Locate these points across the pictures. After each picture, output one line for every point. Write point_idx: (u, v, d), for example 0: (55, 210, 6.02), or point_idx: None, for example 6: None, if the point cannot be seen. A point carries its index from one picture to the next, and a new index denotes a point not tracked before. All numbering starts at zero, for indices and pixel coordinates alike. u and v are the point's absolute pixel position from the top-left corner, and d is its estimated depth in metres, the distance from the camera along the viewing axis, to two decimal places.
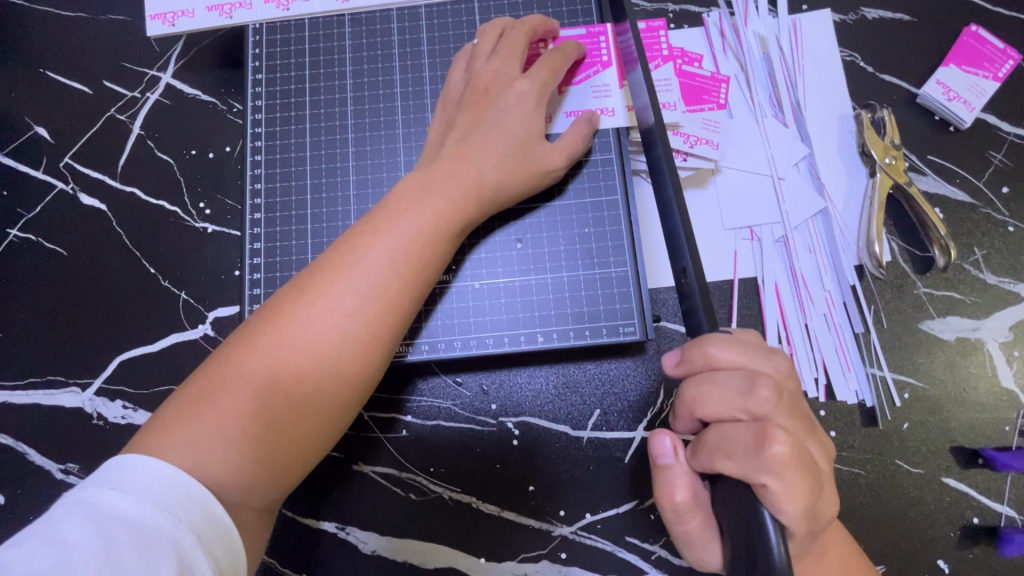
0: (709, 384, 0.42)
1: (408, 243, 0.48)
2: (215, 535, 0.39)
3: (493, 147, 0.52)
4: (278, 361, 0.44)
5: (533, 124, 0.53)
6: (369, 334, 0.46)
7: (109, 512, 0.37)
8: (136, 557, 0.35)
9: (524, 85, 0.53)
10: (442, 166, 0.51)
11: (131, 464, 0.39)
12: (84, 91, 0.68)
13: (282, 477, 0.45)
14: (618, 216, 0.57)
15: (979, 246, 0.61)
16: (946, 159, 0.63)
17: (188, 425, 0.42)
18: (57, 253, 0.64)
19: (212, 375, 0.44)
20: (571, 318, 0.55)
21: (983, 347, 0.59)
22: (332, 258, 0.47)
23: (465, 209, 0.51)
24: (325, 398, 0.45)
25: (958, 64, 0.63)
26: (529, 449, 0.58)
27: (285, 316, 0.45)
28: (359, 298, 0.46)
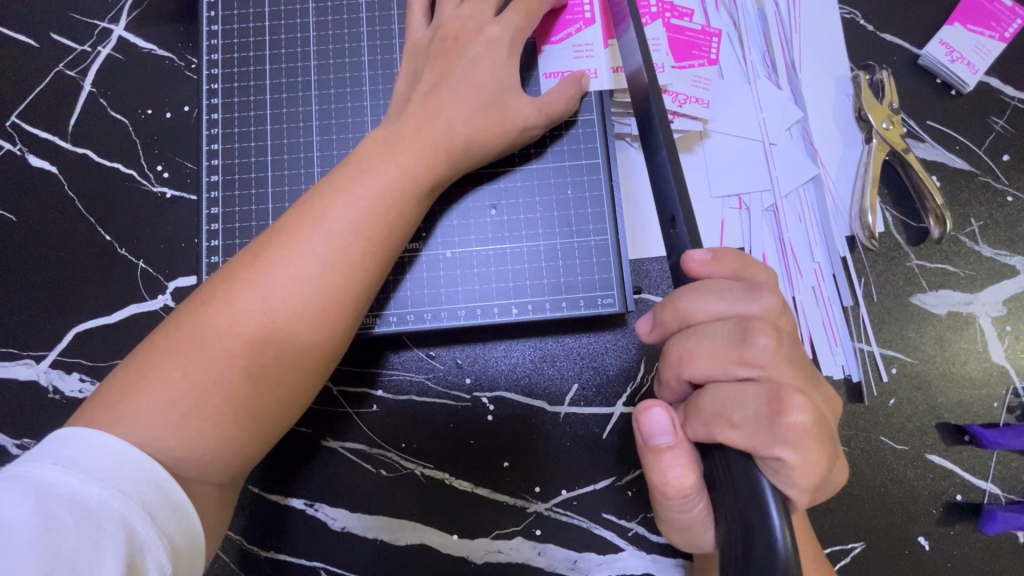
0: (696, 338, 0.38)
1: (364, 204, 0.45)
2: (169, 512, 0.37)
3: (463, 99, 0.48)
4: (233, 332, 0.41)
5: (505, 74, 0.50)
6: (332, 301, 0.43)
7: (51, 489, 0.34)
8: (83, 537, 0.33)
9: (495, 31, 0.50)
10: (407, 121, 0.48)
11: (76, 438, 0.37)
12: (30, 45, 0.63)
13: (244, 455, 0.42)
14: (599, 180, 0.54)
15: (975, 216, 0.58)
16: (945, 124, 0.59)
17: (141, 399, 0.39)
18: (5, 218, 0.60)
19: (162, 344, 0.41)
20: (547, 288, 0.53)
21: (975, 321, 0.57)
22: (291, 221, 0.44)
23: (429, 164, 0.47)
24: (287, 371, 0.43)
25: (962, 23, 0.60)
26: (504, 425, 0.56)
27: (240, 280, 0.42)
28: (320, 263, 0.43)
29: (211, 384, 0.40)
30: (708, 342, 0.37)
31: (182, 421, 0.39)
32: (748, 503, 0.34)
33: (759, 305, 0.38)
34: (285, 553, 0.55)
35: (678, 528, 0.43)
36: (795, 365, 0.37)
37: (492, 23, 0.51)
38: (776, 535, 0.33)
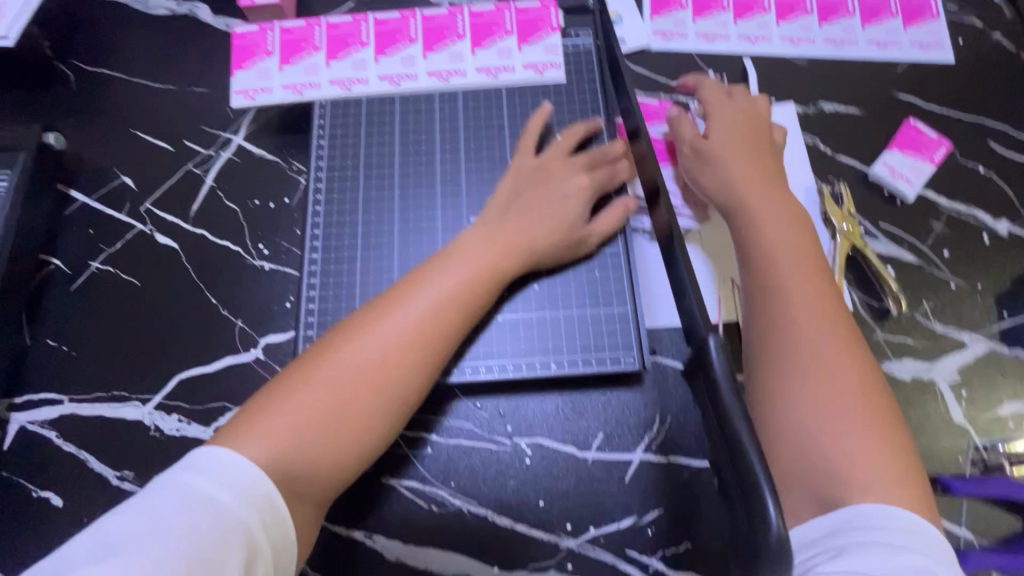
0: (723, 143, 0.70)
1: (459, 285, 0.58)
2: (275, 519, 0.46)
3: (536, 215, 0.64)
4: (351, 373, 0.53)
5: (577, 208, 0.66)
6: (426, 362, 0.56)
7: (191, 493, 0.44)
8: (217, 532, 0.42)
9: (584, 180, 0.67)
10: (495, 224, 0.63)
11: (212, 454, 0.47)
12: (167, 149, 0.80)
13: (337, 473, 0.52)
14: (620, 262, 0.67)
15: (926, 299, 0.71)
16: (895, 226, 0.74)
17: (280, 415, 0.50)
18: (131, 283, 0.74)
19: (299, 373, 0.53)
20: (579, 348, 0.65)
21: (935, 385, 0.68)
22: (404, 290, 0.57)
23: (505, 258, 0.61)
24: (380, 414, 0.53)
25: (901, 149, 0.77)
26: (540, 469, 0.65)
27: (358, 332, 0.55)
28: (422, 330, 0.56)
29: (329, 413, 0.51)
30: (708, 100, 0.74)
31: (301, 440, 0.50)
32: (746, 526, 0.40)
33: (799, 266, 0.58)
34: None
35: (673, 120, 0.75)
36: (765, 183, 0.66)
37: (568, 168, 0.67)
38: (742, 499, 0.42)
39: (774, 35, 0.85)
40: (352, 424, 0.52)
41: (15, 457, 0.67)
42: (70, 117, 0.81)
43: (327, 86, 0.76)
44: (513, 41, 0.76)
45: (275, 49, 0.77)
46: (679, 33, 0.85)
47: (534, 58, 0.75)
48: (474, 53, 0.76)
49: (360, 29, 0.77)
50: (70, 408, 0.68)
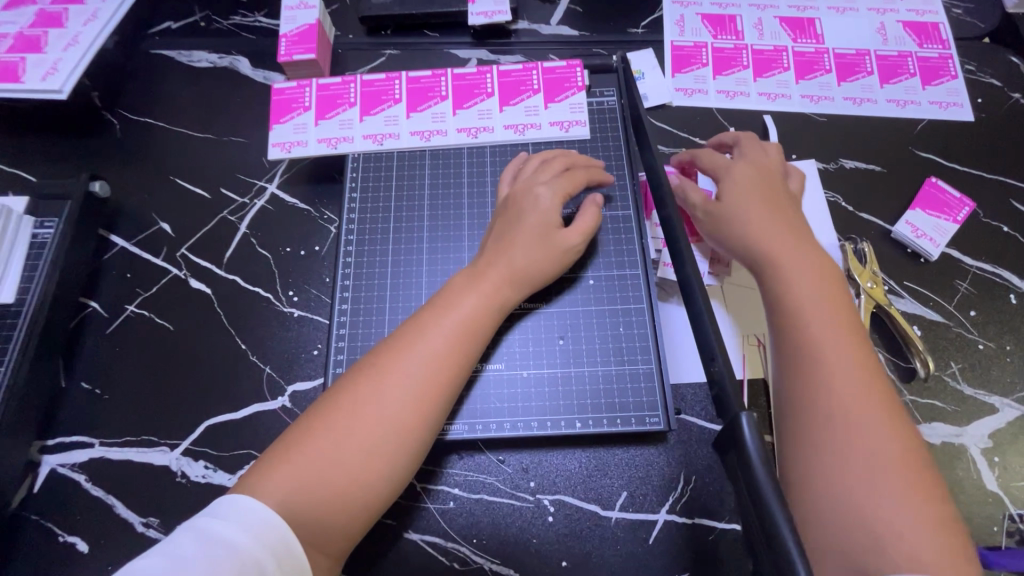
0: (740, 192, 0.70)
1: (456, 323, 0.59)
2: (291, 564, 0.46)
3: (525, 242, 0.64)
4: (354, 423, 0.53)
5: (552, 218, 0.66)
6: (428, 400, 0.56)
7: (213, 536, 0.44)
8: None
9: (545, 191, 0.67)
10: (486, 257, 0.64)
11: (230, 501, 0.47)
12: (204, 196, 0.83)
13: (349, 523, 0.51)
14: (645, 319, 0.67)
15: (954, 360, 0.71)
16: (919, 285, 0.75)
17: (290, 470, 0.50)
18: (165, 327, 0.76)
19: (303, 429, 0.53)
20: (604, 407, 0.64)
21: (966, 451, 0.66)
22: (401, 335, 0.58)
23: (499, 290, 0.62)
24: (388, 459, 0.53)
25: (923, 208, 0.78)
26: (563, 527, 0.65)
27: (361, 382, 0.55)
28: (421, 369, 0.56)
29: (337, 463, 0.51)
30: (719, 164, 0.72)
31: (310, 495, 0.50)
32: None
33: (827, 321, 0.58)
34: None
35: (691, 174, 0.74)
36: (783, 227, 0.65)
37: (543, 185, 0.68)
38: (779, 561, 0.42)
39: (794, 93, 0.87)
40: (361, 470, 0.52)
41: (44, 501, 0.67)
42: (114, 164, 0.85)
43: (361, 140, 0.78)
44: (540, 99, 0.79)
45: (312, 105, 0.80)
46: (700, 90, 0.88)
47: (560, 116, 0.78)
48: (503, 111, 0.78)
49: (393, 86, 0.81)
50: (101, 452, 0.70)
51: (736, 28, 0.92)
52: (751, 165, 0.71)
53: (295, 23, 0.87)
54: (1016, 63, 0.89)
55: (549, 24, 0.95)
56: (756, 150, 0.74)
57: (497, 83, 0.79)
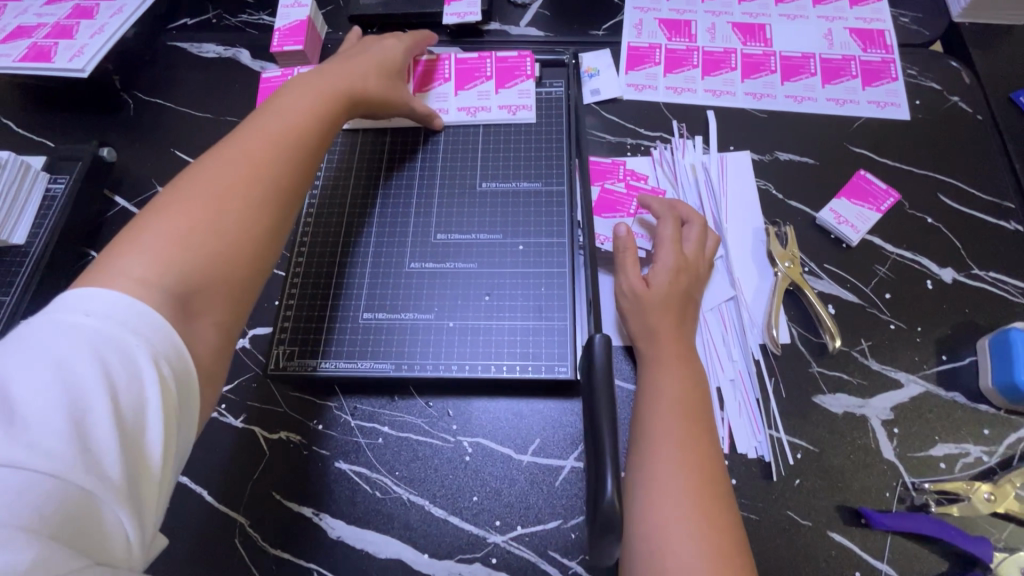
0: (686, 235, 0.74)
1: (295, 116, 0.66)
2: (170, 350, 0.47)
3: (353, 74, 0.74)
4: (197, 207, 0.55)
5: (370, 64, 0.77)
6: (281, 143, 0.63)
7: (87, 331, 0.44)
8: (117, 370, 0.43)
9: (363, 55, 0.78)
10: (310, 82, 0.71)
11: (95, 297, 0.46)
12: None
13: (214, 288, 0.54)
14: (565, 282, 0.74)
15: (864, 337, 0.74)
16: (838, 267, 0.78)
17: (133, 249, 0.51)
18: None
19: (136, 229, 0.53)
20: (519, 356, 0.70)
21: (867, 421, 0.70)
22: (227, 142, 0.62)
23: (335, 98, 0.70)
24: (246, 223, 0.57)
25: (848, 197, 0.82)
26: (477, 466, 0.70)
27: (199, 175, 0.58)
28: (255, 150, 0.61)
29: (189, 238, 0.54)
30: (664, 238, 0.73)
31: (161, 270, 0.51)
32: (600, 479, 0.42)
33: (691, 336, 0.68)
34: (288, 553, 0.68)
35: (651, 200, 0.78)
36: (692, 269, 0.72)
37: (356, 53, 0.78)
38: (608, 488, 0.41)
39: (738, 91, 0.93)
40: (216, 247, 0.55)
41: None
42: (124, 136, 0.97)
43: None
44: (492, 85, 0.87)
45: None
46: (650, 86, 0.95)
47: (509, 101, 0.86)
48: (457, 95, 0.87)
49: None
50: None
51: (690, 32, 0.99)
52: (678, 256, 0.71)
53: (288, 19, 0.98)
54: (957, 68, 0.93)
55: (518, 26, 1.04)
56: (690, 239, 0.74)
57: (453, 69, 0.88)
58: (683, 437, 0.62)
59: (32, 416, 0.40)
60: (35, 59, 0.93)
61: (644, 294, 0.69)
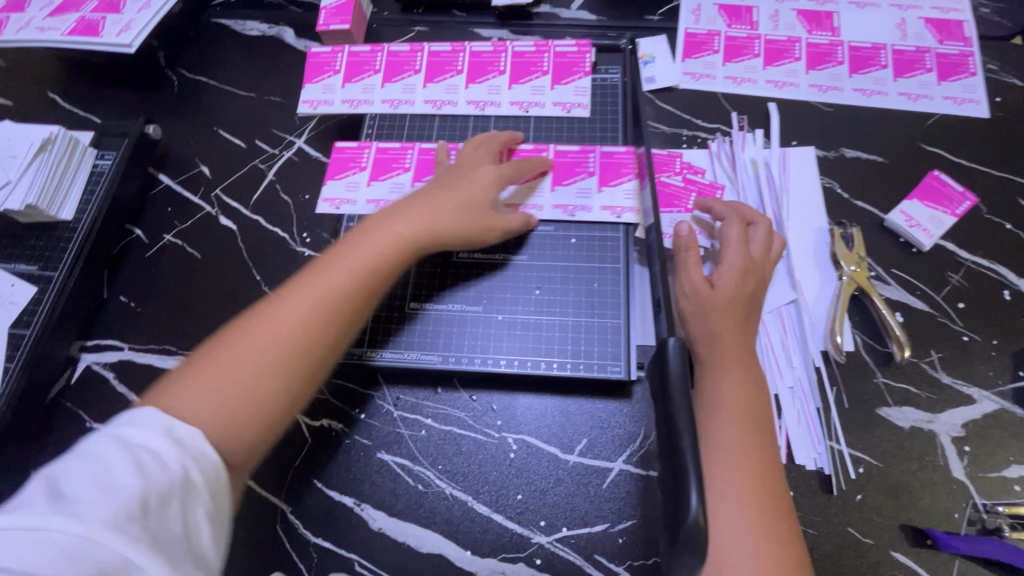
0: (753, 235, 0.71)
1: (370, 260, 0.60)
2: (199, 451, 0.46)
3: (448, 204, 0.66)
4: (254, 343, 0.54)
5: (486, 195, 0.69)
6: (320, 337, 0.56)
7: (120, 434, 0.45)
8: (146, 460, 0.43)
9: (488, 168, 0.71)
10: (417, 202, 0.66)
11: (134, 412, 0.47)
12: (241, 146, 0.93)
13: (245, 431, 0.51)
14: (619, 278, 0.71)
15: (935, 348, 0.70)
16: (907, 273, 0.74)
17: (187, 387, 0.51)
18: (194, 256, 0.85)
19: (194, 362, 0.53)
20: (569, 354, 0.68)
21: (935, 437, 0.66)
22: (310, 269, 0.60)
23: (414, 238, 0.63)
24: (286, 366, 0.54)
25: (921, 199, 0.77)
26: (522, 464, 0.69)
27: (264, 308, 0.56)
28: (322, 293, 0.57)
29: (233, 376, 0.52)
30: (729, 238, 0.69)
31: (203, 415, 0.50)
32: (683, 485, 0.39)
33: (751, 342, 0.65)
34: (329, 541, 0.67)
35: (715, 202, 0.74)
36: (758, 271, 0.68)
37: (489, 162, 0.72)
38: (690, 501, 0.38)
39: (802, 82, 0.88)
40: (255, 387, 0.52)
41: (78, 391, 0.78)
42: (168, 114, 0.96)
43: (379, 104, 0.86)
44: (595, 181, 0.75)
45: (367, 166, 0.83)
46: (708, 75, 0.90)
47: (563, 98, 0.82)
48: (554, 190, 0.76)
49: (414, 58, 0.87)
50: (129, 355, 0.80)
51: (751, 18, 0.93)
52: (746, 257, 0.68)
53: None
54: None
55: (569, 9, 1.00)
56: (756, 240, 0.70)
57: (552, 161, 0.77)
58: (744, 445, 0.59)
59: (67, 494, 0.40)
60: (82, 33, 0.92)
61: (706, 296, 0.66)
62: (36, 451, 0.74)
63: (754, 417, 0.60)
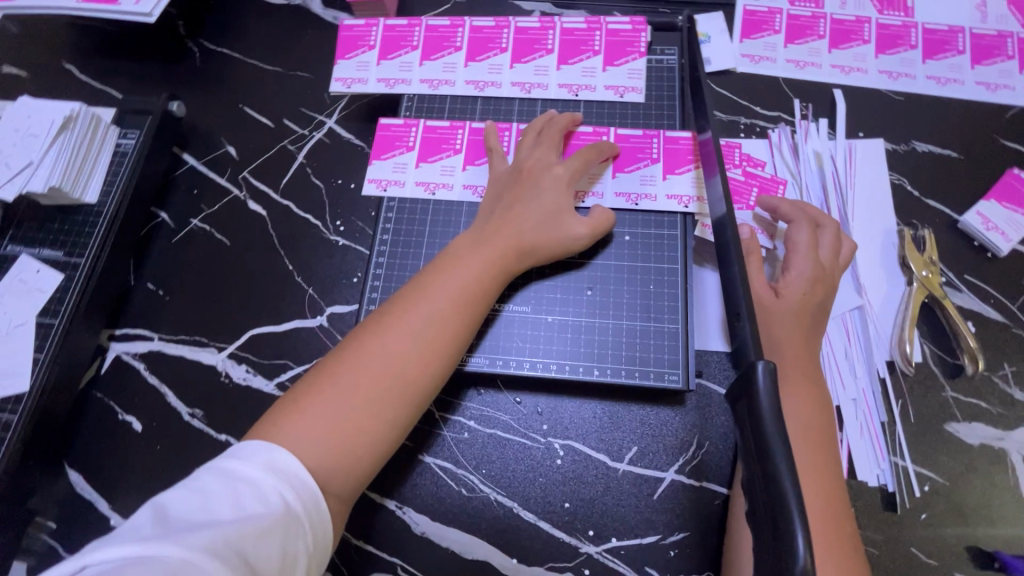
0: (822, 238, 0.66)
1: (462, 291, 0.62)
2: (305, 490, 0.50)
3: (532, 220, 0.66)
4: (360, 379, 0.56)
5: (565, 203, 0.68)
6: (420, 373, 0.58)
7: (231, 472, 0.49)
8: (255, 497, 0.47)
9: (559, 170, 0.69)
10: (495, 223, 0.66)
11: (247, 449, 0.51)
12: (268, 125, 0.88)
13: (360, 465, 0.55)
14: (677, 281, 0.68)
15: (1009, 361, 0.66)
16: (981, 280, 0.70)
17: (300, 422, 0.54)
18: (223, 242, 0.82)
19: (303, 394, 0.56)
20: (624, 359, 0.66)
21: (1006, 456, 0.63)
22: (402, 298, 0.61)
23: (501, 263, 0.64)
24: (394, 402, 0.57)
25: (999, 200, 0.72)
26: (570, 472, 0.66)
27: (364, 340, 0.59)
28: (420, 327, 0.59)
29: (344, 412, 0.55)
30: (798, 243, 0.65)
31: (322, 452, 0.53)
32: (785, 529, 0.36)
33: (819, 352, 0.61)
34: (371, 544, 0.66)
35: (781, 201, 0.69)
36: (826, 278, 0.64)
37: (558, 163, 0.70)
38: (798, 548, 0.35)
39: (871, 68, 0.82)
40: (365, 423, 0.56)
41: (109, 382, 0.75)
42: (190, 89, 0.91)
43: (417, 84, 0.81)
44: (659, 169, 0.72)
45: (415, 145, 0.78)
46: (769, 57, 0.84)
47: (616, 81, 0.77)
48: (616, 177, 0.72)
49: (455, 33, 0.81)
50: (159, 345, 0.77)
51: None
52: (816, 264, 0.64)
53: None
54: None
55: None
56: (825, 244, 0.66)
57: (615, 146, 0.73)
58: (815, 464, 0.55)
59: (184, 527, 0.44)
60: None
61: (767, 303, 0.62)
62: (69, 443, 0.73)
63: (823, 434, 0.57)
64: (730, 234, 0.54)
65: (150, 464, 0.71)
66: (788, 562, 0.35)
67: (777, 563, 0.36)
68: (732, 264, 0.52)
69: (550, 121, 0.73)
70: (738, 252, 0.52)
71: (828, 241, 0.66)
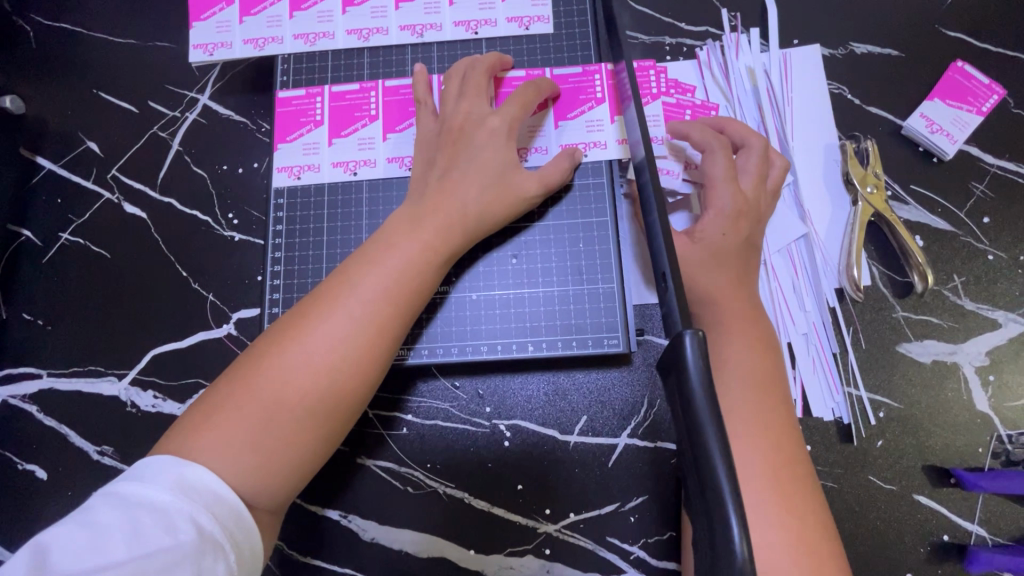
0: (745, 164, 0.61)
1: (399, 278, 0.52)
2: (223, 507, 0.43)
3: (473, 182, 0.57)
4: (278, 393, 0.47)
5: (508, 158, 0.59)
6: (354, 380, 0.50)
7: (129, 498, 0.41)
8: (155, 528, 0.40)
9: (495, 122, 0.59)
10: (433, 195, 0.57)
11: (150, 465, 0.43)
12: (131, 111, 0.75)
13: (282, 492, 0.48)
14: (607, 235, 0.62)
15: (958, 272, 0.63)
16: (927, 189, 0.65)
17: (205, 449, 0.45)
18: (102, 255, 0.71)
19: (208, 415, 0.46)
20: (559, 329, 0.61)
21: (958, 369, 0.61)
22: (329, 288, 0.52)
23: (442, 241, 0.55)
24: (323, 417, 0.49)
25: (942, 98, 0.67)
26: (519, 453, 0.62)
27: (282, 344, 0.49)
28: (353, 325, 0.50)
29: (260, 435, 0.46)
30: (715, 175, 0.59)
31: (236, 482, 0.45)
32: (721, 521, 0.32)
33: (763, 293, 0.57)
34: (319, 558, 0.62)
35: (689, 130, 0.62)
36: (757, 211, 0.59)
37: (492, 114, 0.60)
38: (735, 541, 0.31)
39: None
40: (286, 446, 0.47)
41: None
42: (29, 77, 0.77)
43: (291, 40, 0.69)
44: (605, 111, 0.64)
45: (324, 119, 0.68)
46: None
47: (519, 11, 0.68)
48: (559, 126, 0.64)
49: None
50: (49, 382, 0.68)
51: None
52: (740, 195, 0.58)
53: None
54: None
55: None
56: (749, 170, 0.60)
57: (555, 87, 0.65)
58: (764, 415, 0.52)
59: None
60: None
61: (700, 250, 0.57)
62: None
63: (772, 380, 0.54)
64: (647, 177, 0.47)
65: (65, 513, 0.65)
66: (725, 561, 0.31)
67: (715, 559, 0.32)
68: (652, 213, 0.46)
69: (464, 68, 0.63)
70: (658, 201, 0.46)
71: (751, 166, 0.61)
